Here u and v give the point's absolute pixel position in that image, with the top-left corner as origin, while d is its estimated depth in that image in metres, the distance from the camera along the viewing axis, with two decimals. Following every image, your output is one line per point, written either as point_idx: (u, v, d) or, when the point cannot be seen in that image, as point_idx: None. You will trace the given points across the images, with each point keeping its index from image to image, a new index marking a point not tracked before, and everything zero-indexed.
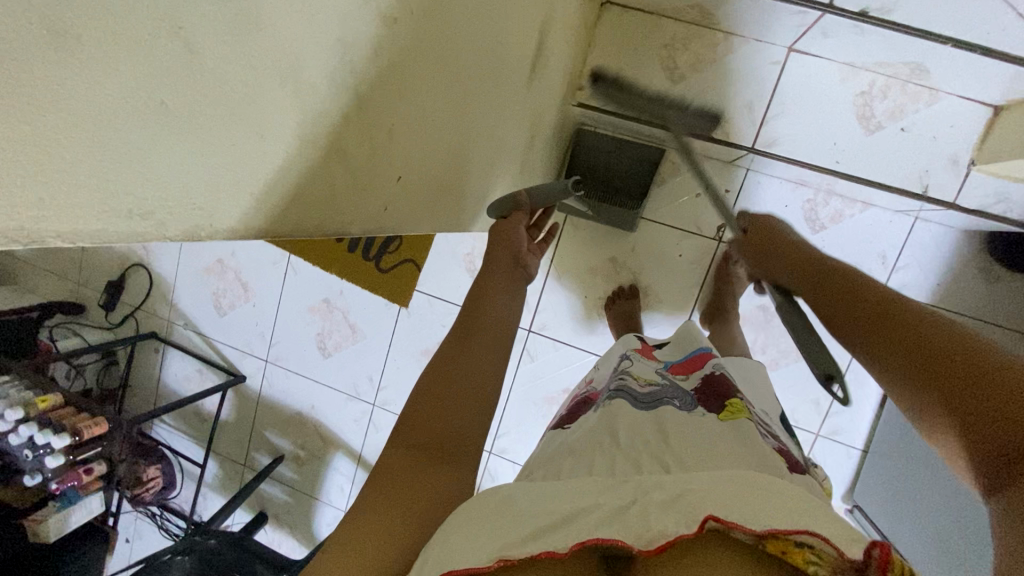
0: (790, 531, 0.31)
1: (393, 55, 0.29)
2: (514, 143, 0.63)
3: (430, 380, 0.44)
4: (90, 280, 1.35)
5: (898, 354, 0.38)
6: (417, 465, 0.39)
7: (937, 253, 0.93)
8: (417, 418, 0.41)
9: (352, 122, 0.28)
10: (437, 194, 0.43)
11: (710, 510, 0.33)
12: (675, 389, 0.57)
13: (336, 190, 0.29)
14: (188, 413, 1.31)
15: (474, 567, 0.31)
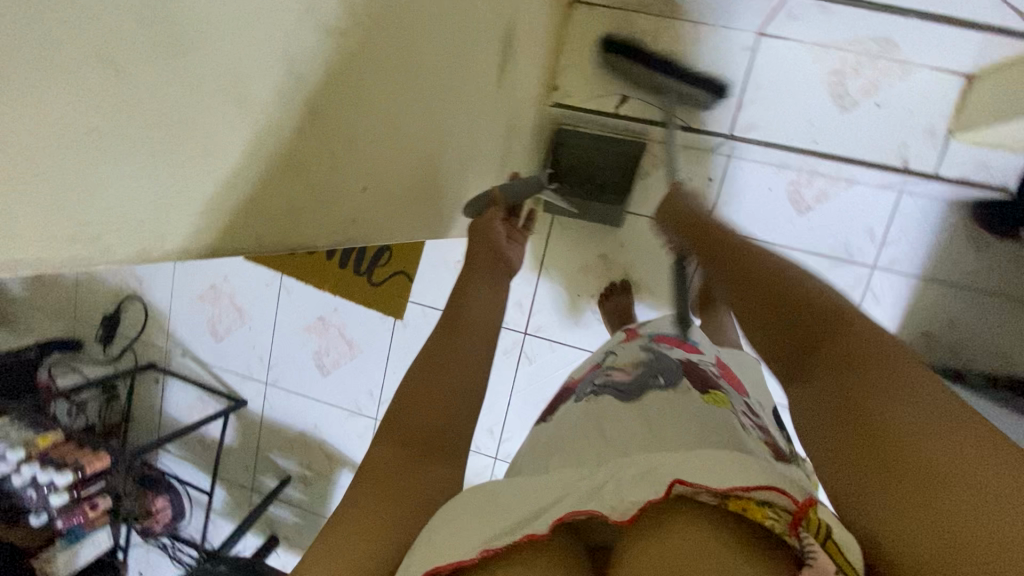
0: (753, 490, 0.30)
1: (346, 66, 0.29)
2: (489, 147, 0.63)
3: (416, 378, 0.44)
4: (87, 315, 1.36)
5: (748, 279, 0.41)
6: (407, 462, 0.39)
7: (927, 226, 0.92)
8: (404, 414, 0.42)
9: (307, 135, 0.28)
10: (409, 201, 0.43)
11: (677, 474, 0.32)
12: (661, 362, 0.58)
13: (297, 202, 0.29)
14: (192, 441, 1.31)
15: (461, 559, 0.31)
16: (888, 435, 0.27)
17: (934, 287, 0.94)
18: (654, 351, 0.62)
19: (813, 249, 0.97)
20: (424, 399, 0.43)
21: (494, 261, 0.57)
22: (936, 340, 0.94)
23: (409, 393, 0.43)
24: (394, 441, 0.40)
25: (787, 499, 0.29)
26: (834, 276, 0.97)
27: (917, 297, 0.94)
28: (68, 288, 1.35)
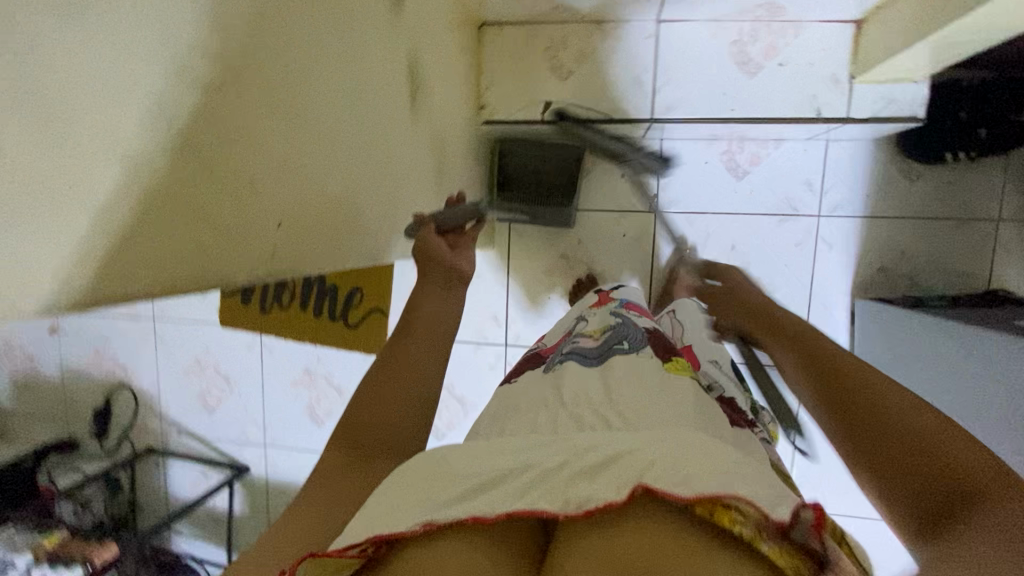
0: (722, 494, 0.34)
1: (227, 116, 0.32)
2: (419, 170, 0.66)
3: (360, 393, 0.50)
4: (77, 413, 1.36)
5: (847, 407, 0.38)
6: (351, 460, 0.46)
7: (858, 166, 0.97)
8: (350, 425, 0.48)
9: (202, 182, 0.31)
10: (333, 228, 0.47)
11: (642, 480, 0.36)
12: (628, 328, 0.61)
13: (206, 244, 0.33)
14: (203, 516, 1.31)
15: (400, 531, 0.35)
16: (972, 516, 0.29)
17: (880, 222, 0.97)
18: (623, 317, 0.65)
19: (759, 210, 1.01)
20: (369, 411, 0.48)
21: (444, 274, 0.59)
22: (892, 273, 0.97)
23: (358, 405, 0.49)
24: (340, 448, 0.47)
25: (759, 509, 0.33)
26: (784, 231, 1.00)
27: (866, 235, 0.98)
28: (55, 390, 1.36)
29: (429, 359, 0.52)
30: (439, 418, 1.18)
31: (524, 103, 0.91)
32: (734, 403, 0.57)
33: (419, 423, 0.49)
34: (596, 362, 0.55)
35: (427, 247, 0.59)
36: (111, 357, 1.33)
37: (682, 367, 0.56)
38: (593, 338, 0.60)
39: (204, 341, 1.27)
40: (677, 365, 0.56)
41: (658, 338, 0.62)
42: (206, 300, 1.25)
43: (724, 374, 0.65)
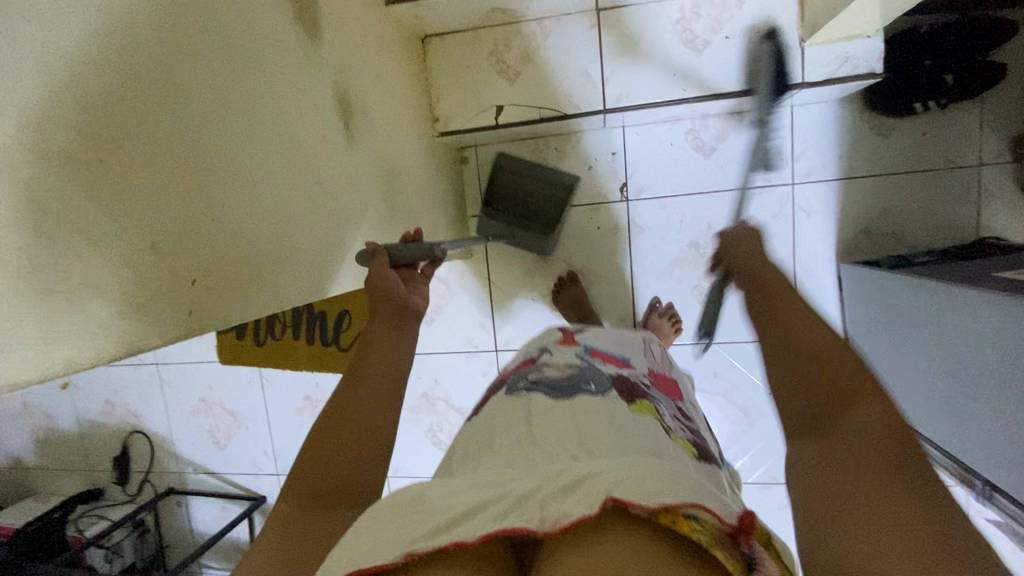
0: (680, 504, 0.34)
1: (109, 191, 0.33)
2: (368, 195, 0.66)
3: (314, 440, 0.50)
4: (97, 463, 1.40)
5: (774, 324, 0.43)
6: (306, 511, 0.46)
7: (827, 128, 0.94)
8: (304, 474, 0.48)
9: (88, 257, 0.32)
10: (267, 271, 0.47)
11: (610, 492, 0.36)
12: (594, 369, 0.61)
13: (107, 316, 0.33)
14: (227, 548, 1.35)
15: (382, 564, 0.34)
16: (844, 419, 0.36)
17: (857, 182, 0.94)
18: (586, 359, 0.64)
19: (731, 186, 0.99)
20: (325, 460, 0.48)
21: (397, 312, 0.59)
22: (876, 233, 0.95)
23: (313, 454, 0.49)
24: (294, 499, 0.47)
25: (714, 517, 0.35)
26: (760, 203, 0.98)
27: (845, 198, 0.95)
28: (75, 443, 1.41)
29: (386, 400, 0.53)
30: (441, 430, 1.19)
31: (476, 109, 0.90)
32: (704, 448, 0.57)
33: (376, 465, 0.50)
34: (560, 395, 0.55)
35: (385, 284, 0.60)
36: (122, 406, 1.37)
37: (647, 407, 0.55)
38: (560, 375, 0.59)
39: (206, 380, 1.30)
40: (643, 406, 0.55)
41: (625, 378, 0.61)
42: (202, 340, 1.27)
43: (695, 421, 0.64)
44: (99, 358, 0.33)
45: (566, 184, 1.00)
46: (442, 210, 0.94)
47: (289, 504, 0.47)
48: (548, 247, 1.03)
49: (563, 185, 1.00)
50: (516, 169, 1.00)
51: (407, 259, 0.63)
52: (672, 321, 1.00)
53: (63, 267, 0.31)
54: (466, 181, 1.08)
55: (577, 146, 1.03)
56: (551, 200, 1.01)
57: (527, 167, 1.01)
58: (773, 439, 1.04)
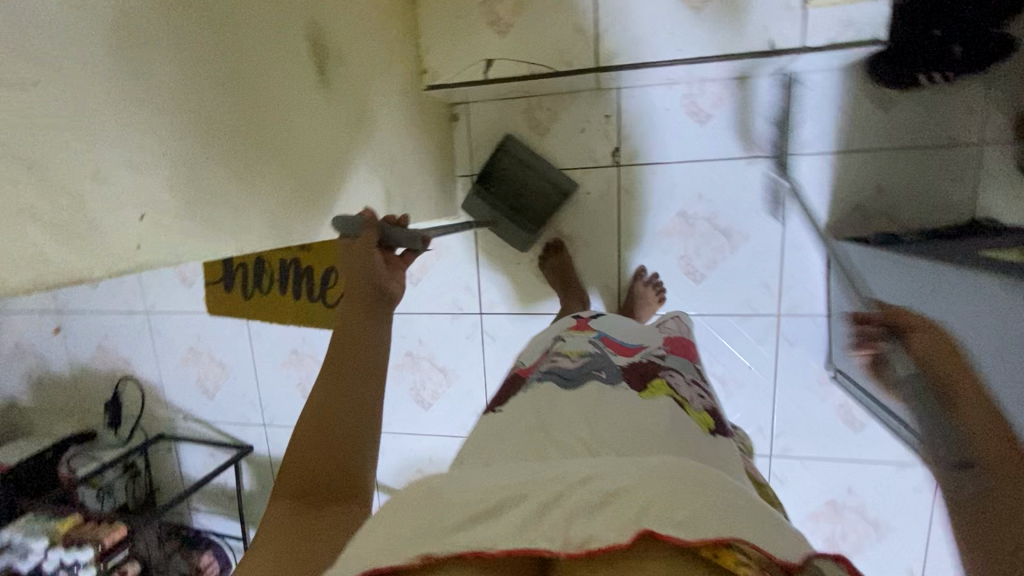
0: (734, 540, 0.36)
1: (44, 116, 0.32)
2: (345, 145, 0.65)
3: (302, 445, 0.55)
4: (91, 406, 1.44)
5: None
6: (298, 511, 0.53)
7: (825, 98, 0.91)
8: (298, 477, 0.54)
9: (28, 183, 0.31)
10: (225, 213, 0.46)
11: (646, 524, 0.36)
12: (606, 358, 0.62)
13: (45, 246, 0.33)
14: (215, 494, 1.39)
15: (398, 565, 0.36)
16: None
17: (852, 156, 0.92)
18: (598, 346, 0.65)
19: (724, 155, 0.97)
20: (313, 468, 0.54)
21: (372, 297, 0.59)
22: None
23: (301, 461, 0.54)
24: (288, 500, 0.54)
25: (761, 551, 0.36)
26: (753, 173, 0.96)
27: (840, 172, 0.93)
28: (68, 386, 1.44)
29: (367, 398, 0.56)
30: (425, 389, 1.20)
31: (466, 63, 0.88)
32: (718, 414, 0.60)
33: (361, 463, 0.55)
34: (571, 386, 0.57)
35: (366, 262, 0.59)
36: (114, 352, 1.39)
37: (660, 389, 0.56)
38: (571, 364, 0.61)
39: (195, 330, 1.31)
40: (657, 388, 0.57)
41: (638, 361, 0.62)
42: (191, 290, 1.28)
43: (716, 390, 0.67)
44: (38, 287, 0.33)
45: (562, 190, 1.02)
46: (427, 167, 0.92)
47: (283, 504, 0.54)
48: (526, 243, 1.05)
49: (559, 188, 1.02)
50: (518, 160, 1.02)
51: (395, 241, 0.62)
52: (657, 290, 1.02)
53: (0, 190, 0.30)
54: (456, 139, 1.06)
55: (570, 107, 1.00)
56: (541, 199, 1.03)
57: (530, 159, 1.02)
58: (750, 412, 1.05)
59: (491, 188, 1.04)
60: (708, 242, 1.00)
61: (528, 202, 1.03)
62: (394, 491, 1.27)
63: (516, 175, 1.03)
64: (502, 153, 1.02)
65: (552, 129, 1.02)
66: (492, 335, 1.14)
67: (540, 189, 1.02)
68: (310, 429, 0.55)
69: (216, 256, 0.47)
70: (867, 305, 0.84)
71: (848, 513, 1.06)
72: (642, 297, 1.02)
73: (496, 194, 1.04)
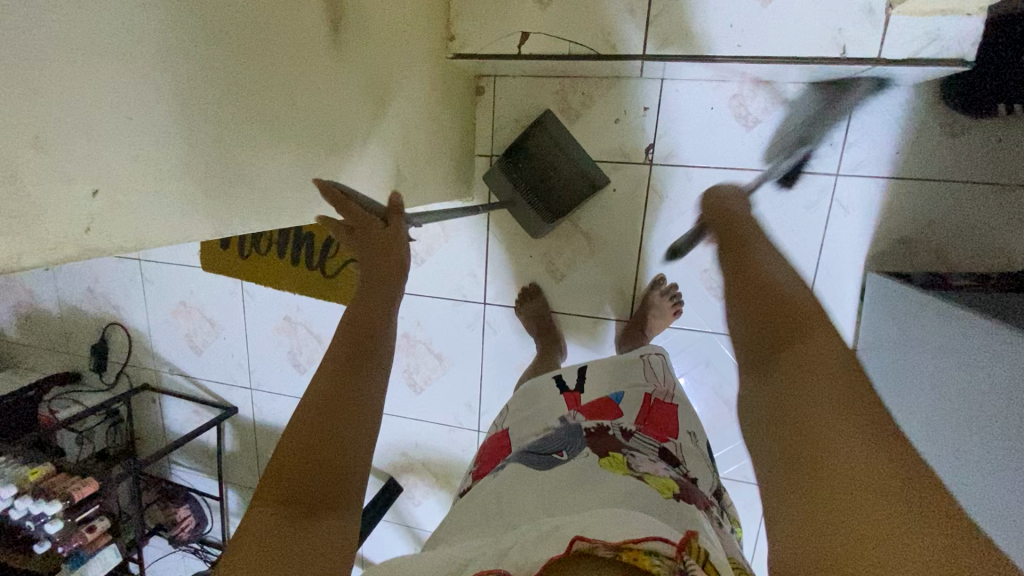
0: (640, 541, 0.42)
1: None
2: (354, 117, 0.58)
3: (296, 437, 0.46)
4: (77, 347, 1.40)
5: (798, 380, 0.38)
6: (283, 519, 0.42)
7: (888, 117, 0.83)
8: (282, 474, 0.44)
9: None
10: (208, 192, 0.40)
11: (575, 533, 0.42)
12: (570, 431, 0.67)
13: None
14: (197, 450, 1.38)
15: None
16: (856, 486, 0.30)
17: (907, 184, 0.84)
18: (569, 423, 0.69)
19: (767, 166, 0.89)
20: (306, 464, 0.45)
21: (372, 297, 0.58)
22: (915, 244, 0.85)
23: (291, 457, 0.45)
24: (275, 506, 0.43)
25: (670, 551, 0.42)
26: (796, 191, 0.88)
27: (891, 201, 0.85)
28: (55, 324, 1.40)
29: (376, 392, 0.52)
30: (418, 373, 1.16)
31: (499, 34, 0.79)
32: (694, 483, 0.61)
33: (357, 469, 0.48)
34: (538, 463, 0.61)
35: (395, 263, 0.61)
36: (103, 295, 1.34)
37: (618, 461, 0.58)
38: (542, 441, 0.66)
39: (186, 284, 1.26)
40: (613, 459, 0.59)
41: (605, 430, 0.65)
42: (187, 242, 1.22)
43: (697, 449, 0.70)
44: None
45: (594, 183, 0.94)
46: (444, 145, 0.85)
47: (269, 509, 0.43)
48: (541, 231, 0.98)
49: (591, 181, 0.95)
50: (554, 139, 0.94)
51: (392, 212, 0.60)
52: (672, 301, 0.95)
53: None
54: (479, 116, 0.99)
55: (607, 95, 0.92)
56: (567, 189, 0.95)
57: (566, 141, 0.94)
58: None
59: (517, 163, 0.95)
60: None
61: (555, 185, 0.95)
62: (377, 470, 1.24)
63: (548, 155, 0.95)
64: (540, 127, 0.94)
65: (584, 116, 0.94)
66: (494, 327, 1.09)
67: (571, 176, 0.94)
68: (308, 418, 0.47)
69: (190, 240, 0.41)
70: (904, 348, 0.78)
71: None
72: (653, 311, 0.95)
73: (521, 171, 0.95)
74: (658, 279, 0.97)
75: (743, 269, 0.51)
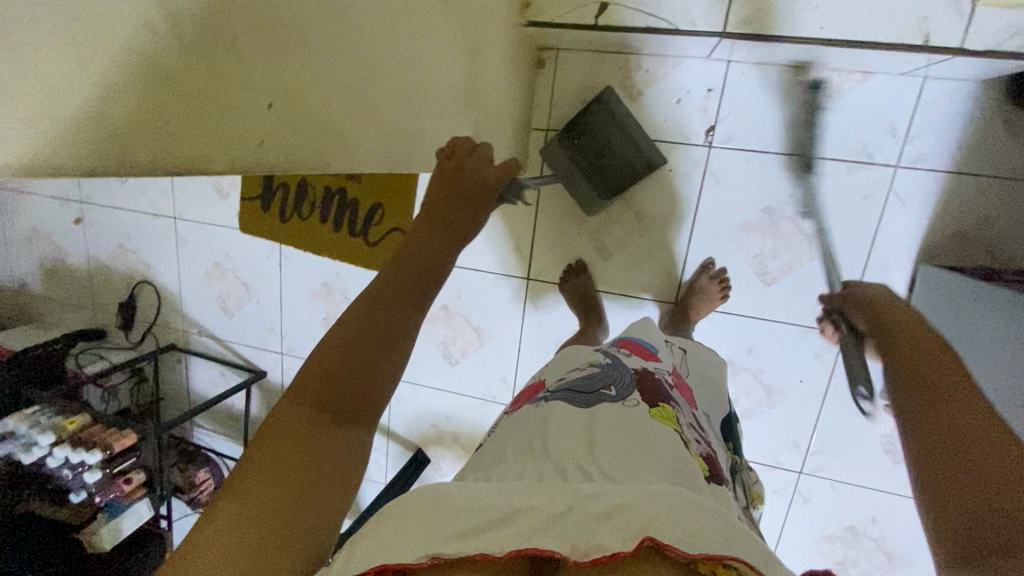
0: (721, 555, 0.35)
1: None
2: (450, 68, 0.57)
3: (331, 343, 0.45)
4: (104, 303, 1.39)
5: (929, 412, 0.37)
6: (313, 422, 0.41)
7: (952, 111, 0.84)
8: (317, 382, 0.43)
9: (170, 43, 0.26)
10: (344, 120, 0.40)
11: (649, 532, 0.35)
12: (617, 369, 0.62)
13: (172, 118, 0.27)
14: (221, 413, 1.38)
15: (408, 563, 0.35)
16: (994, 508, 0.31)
17: (966, 179, 0.85)
18: (612, 362, 0.64)
19: (827, 153, 0.89)
20: (333, 375, 0.43)
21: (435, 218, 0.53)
22: (969, 239, 0.87)
23: (323, 375, 0.43)
24: (308, 408, 0.42)
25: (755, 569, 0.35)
26: (853, 180, 0.89)
27: (948, 195, 0.86)
28: (83, 279, 1.39)
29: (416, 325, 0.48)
30: (454, 346, 1.16)
31: (577, 3, 0.79)
32: (716, 455, 0.58)
33: (388, 385, 0.46)
34: (581, 401, 0.55)
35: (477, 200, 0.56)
36: (134, 253, 1.33)
37: (669, 417, 0.55)
38: (582, 376, 0.61)
39: (223, 245, 1.25)
40: (663, 412, 0.55)
41: (649, 380, 0.61)
42: (227, 203, 1.21)
43: (714, 429, 0.66)
44: (158, 169, 0.28)
45: (648, 162, 0.94)
46: (510, 112, 0.85)
47: (300, 410, 0.42)
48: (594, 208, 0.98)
49: (646, 160, 0.94)
50: (611, 116, 0.93)
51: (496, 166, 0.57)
52: (721, 285, 0.96)
53: (127, 34, 0.24)
54: (539, 88, 0.98)
55: (670, 73, 0.92)
56: (622, 167, 0.94)
57: (623, 118, 0.93)
58: (788, 425, 1.02)
59: (573, 140, 0.95)
60: (786, 245, 0.94)
61: (611, 163, 0.94)
62: (405, 441, 1.25)
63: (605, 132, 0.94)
64: (598, 104, 0.93)
65: (645, 94, 0.94)
66: (535, 302, 1.09)
67: (626, 153, 0.93)
68: (349, 341, 0.44)
69: (324, 169, 0.40)
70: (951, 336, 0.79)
71: (865, 542, 1.04)
72: (700, 296, 0.96)
73: (577, 148, 0.95)
74: (705, 263, 0.98)
75: (949, 421, 0.36)
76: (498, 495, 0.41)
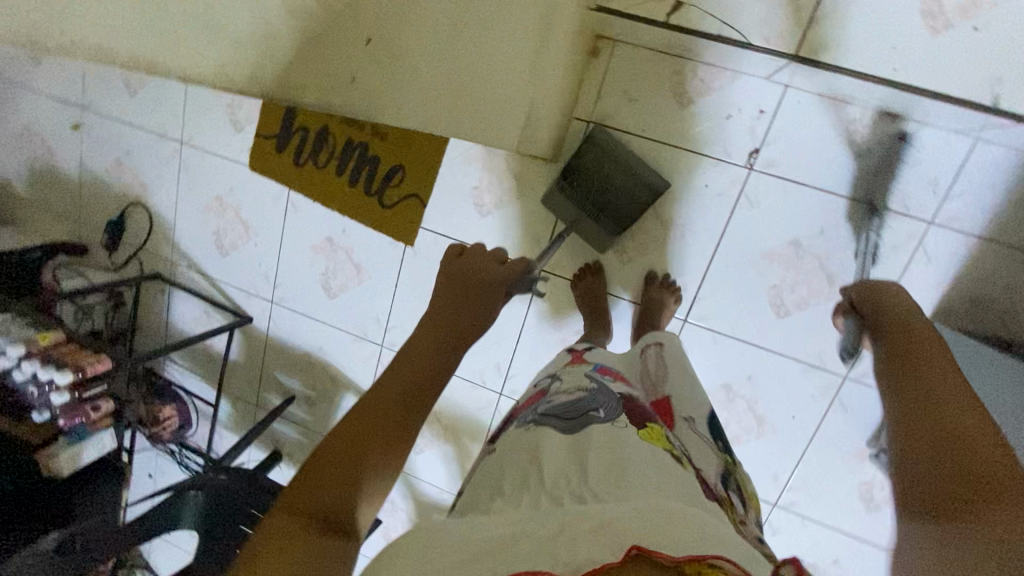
0: (705, 556, 0.35)
1: None
2: (523, 37, 0.54)
3: (328, 452, 0.45)
4: (91, 219, 1.33)
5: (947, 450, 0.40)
6: (299, 527, 0.40)
7: (998, 178, 0.83)
8: (308, 489, 0.43)
9: None
10: (428, 70, 0.41)
11: (632, 540, 0.35)
12: (604, 393, 0.56)
13: (275, 35, 0.30)
14: (198, 352, 1.33)
15: None
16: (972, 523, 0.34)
17: (995, 247, 0.85)
18: (597, 380, 0.59)
19: (866, 196, 0.88)
20: (340, 470, 0.44)
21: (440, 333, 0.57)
22: (985, 307, 0.87)
23: (315, 480, 0.43)
24: (293, 516, 0.41)
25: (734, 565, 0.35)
26: (884, 229, 0.89)
27: (975, 259, 0.86)
28: (72, 188, 1.31)
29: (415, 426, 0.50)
30: None
31: None
32: (706, 475, 0.53)
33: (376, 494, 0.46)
34: (568, 428, 0.50)
35: (489, 293, 0.65)
36: (130, 171, 1.26)
37: (659, 437, 0.51)
38: (567, 399, 0.55)
39: (227, 180, 1.19)
40: (652, 433, 0.52)
41: (633, 403, 0.56)
42: (239, 137, 1.15)
43: (699, 433, 0.62)
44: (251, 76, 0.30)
45: (652, 188, 0.92)
46: (560, 97, 0.82)
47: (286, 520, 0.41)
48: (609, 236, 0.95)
49: (649, 187, 0.92)
50: (599, 152, 0.92)
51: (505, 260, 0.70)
52: (671, 292, 0.98)
53: None
54: (589, 76, 0.95)
55: (726, 86, 0.89)
56: (624, 197, 0.92)
57: (610, 151, 0.92)
58: (771, 457, 1.03)
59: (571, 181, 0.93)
60: (806, 283, 0.94)
61: (613, 200, 0.93)
62: None
63: (601, 167, 0.92)
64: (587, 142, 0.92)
65: (695, 102, 0.91)
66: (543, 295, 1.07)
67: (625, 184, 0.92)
68: (343, 446, 0.45)
69: (397, 110, 0.41)
70: None
71: None
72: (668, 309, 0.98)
73: (577, 187, 0.93)
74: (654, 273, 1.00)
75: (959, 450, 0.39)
76: (507, 523, 0.39)
